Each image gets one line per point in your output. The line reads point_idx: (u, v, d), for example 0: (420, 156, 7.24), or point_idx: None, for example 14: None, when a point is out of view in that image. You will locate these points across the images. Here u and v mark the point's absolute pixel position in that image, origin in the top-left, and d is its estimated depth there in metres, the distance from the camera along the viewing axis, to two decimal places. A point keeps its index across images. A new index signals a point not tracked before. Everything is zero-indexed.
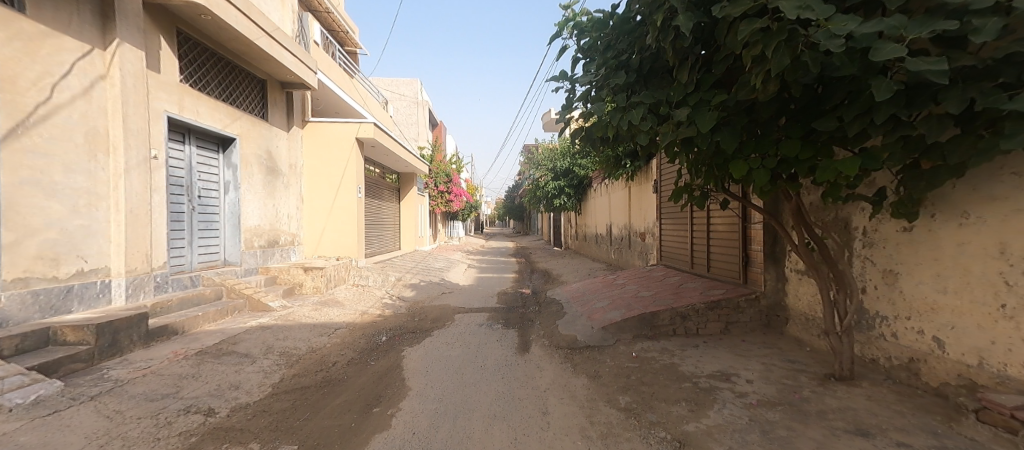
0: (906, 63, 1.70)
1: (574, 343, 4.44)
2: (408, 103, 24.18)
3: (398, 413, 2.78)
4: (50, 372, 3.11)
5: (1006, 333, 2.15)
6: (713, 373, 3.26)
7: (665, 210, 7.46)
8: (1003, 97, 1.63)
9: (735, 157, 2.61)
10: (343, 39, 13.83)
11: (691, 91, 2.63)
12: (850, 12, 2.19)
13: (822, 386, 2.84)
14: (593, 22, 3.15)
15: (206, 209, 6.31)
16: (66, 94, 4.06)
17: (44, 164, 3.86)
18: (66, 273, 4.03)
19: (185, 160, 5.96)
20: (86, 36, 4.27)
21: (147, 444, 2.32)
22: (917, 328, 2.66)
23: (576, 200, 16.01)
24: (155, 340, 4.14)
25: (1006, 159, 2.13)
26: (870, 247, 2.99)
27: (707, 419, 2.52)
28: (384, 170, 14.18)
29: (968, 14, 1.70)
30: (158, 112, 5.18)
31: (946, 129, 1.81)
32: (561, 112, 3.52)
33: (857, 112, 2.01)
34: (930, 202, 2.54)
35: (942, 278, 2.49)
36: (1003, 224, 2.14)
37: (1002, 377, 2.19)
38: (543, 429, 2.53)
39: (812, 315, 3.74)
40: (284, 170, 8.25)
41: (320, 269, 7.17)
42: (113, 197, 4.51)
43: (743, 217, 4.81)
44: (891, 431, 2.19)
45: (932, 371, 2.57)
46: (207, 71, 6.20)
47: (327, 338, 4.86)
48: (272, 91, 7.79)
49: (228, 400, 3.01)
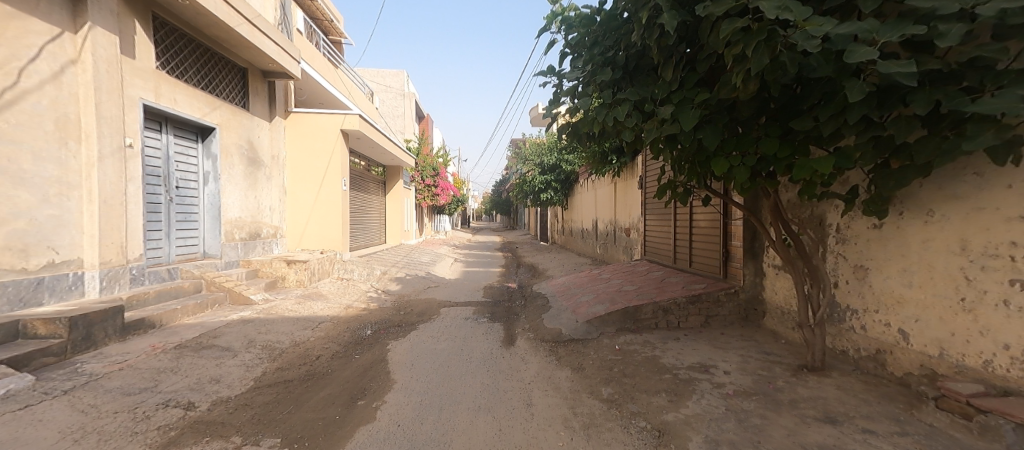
0: (878, 65, 1.75)
1: (560, 336, 4.50)
2: (394, 95, 23.89)
3: (382, 406, 2.79)
4: (21, 366, 2.99)
5: (966, 326, 2.27)
6: (693, 364, 3.35)
7: (649, 205, 7.58)
8: (966, 100, 1.70)
9: (716, 154, 2.67)
10: (326, 28, 13.51)
11: (675, 89, 2.67)
12: (827, 14, 2.25)
13: (795, 376, 2.96)
14: (581, 17, 3.18)
15: (185, 201, 6.14)
16: (34, 78, 3.89)
17: (11, 151, 3.70)
18: (35, 264, 3.90)
19: (162, 149, 5.79)
20: (54, 18, 4.09)
21: (125, 439, 2.28)
22: (884, 321, 2.78)
23: (564, 195, 16.08)
24: (131, 334, 4.03)
25: (970, 159, 2.23)
26: (843, 243, 3.11)
27: (686, 409, 2.60)
28: (370, 163, 14.02)
29: (935, 19, 1.76)
30: (134, 99, 5.02)
31: (914, 130, 1.90)
32: (548, 107, 3.53)
33: (832, 112, 2.08)
34: (898, 201, 2.65)
35: (907, 273, 2.61)
36: (965, 221, 2.26)
37: (959, 367, 2.32)
38: (527, 420, 2.57)
39: (787, 309, 3.88)
40: (266, 161, 8.05)
41: (303, 262, 7.09)
42: (84, 186, 4.35)
43: (724, 214, 4.91)
44: (858, 419, 2.30)
45: (897, 362, 2.70)
46: (185, 57, 6.01)
47: (311, 332, 4.81)
48: (253, 80, 7.57)
49: (209, 394, 2.96)
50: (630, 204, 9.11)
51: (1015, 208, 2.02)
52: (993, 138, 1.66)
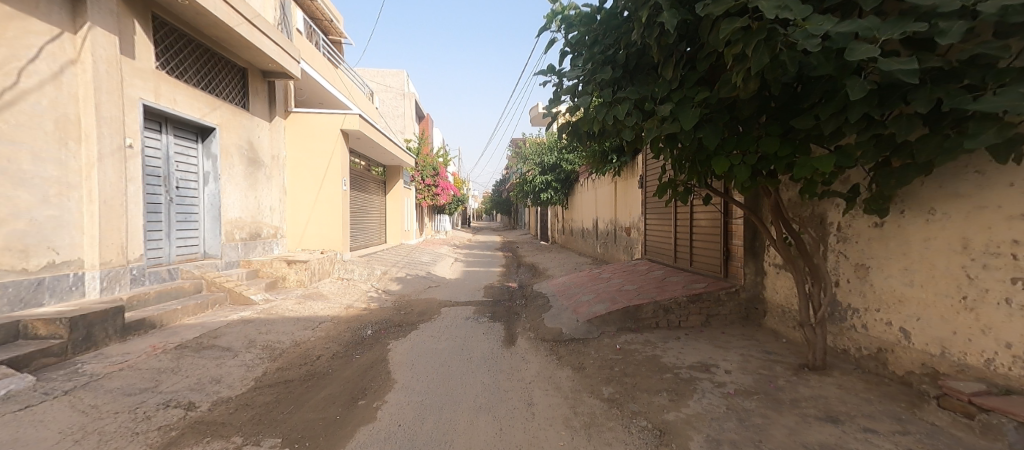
0: (879, 63, 1.75)
1: (560, 336, 4.49)
2: (394, 95, 23.90)
3: (382, 406, 2.78)
4: (21, 367, 2.99)
5: (968, 324, 2.27)
6: (694, 364, 3.35)
7: (649, 204, 7.57)
8: (968, 98, 1.70)
9: (717, 153, 2.67)
10: (326, 27, 13.50)
11: (675, 87, 2.67)
12: (828, 12, 2.24)
13: (796, 376, 2.95)
14: (581, 16, 3.17)
15: (185, 201, 6.14)
16: (34, 79, 3.89)
17: (12, 152, 3.70)
18: (35, 265, 3.90)
19: (162, 149, 5.79)
20: (54, 19, 4.09)
21: (125, 439, 2.28)
22: (885, 319, 2.78)
23: (564, 194, 16.07)
24: (131, 335, 4.02)
25: (972, 158, 2.23)
26: (844, 242, 3.10)
27: (687, 408, 2.59)
28: (370, 163, 14.01)
29: (935, 17, 1.76)
30: (134, 99, 5.02)
31: (915, 128, 1.89)
32: (548, 106, 3.52)
33: (833, 110, 2.07)
34: (899, 200, 2.65)
35: (908, 272, 2.60)
36: (967, 220, 2.25)
37: (961, 365, 2.31)
38: (528, 420, 2.57)
39: (788, 308, 3.87)
40: (265, 161, 8.03)
41: (304, 262, 7.09)
42: (85, 186, 4.35)
43: (724, 213, 4.91)
44: (859, 418, 2.30)
45: (898, 361, 2.69)
46: (185, 57, 6.01)
47: (312, 332, 4.81)
48: (252, 79, 7.55)
49: (209, 394, 2.96)
50: (630, 204, 9.12)
51: (1016, 207, 2.02)
52: (995, 137, 1.65)
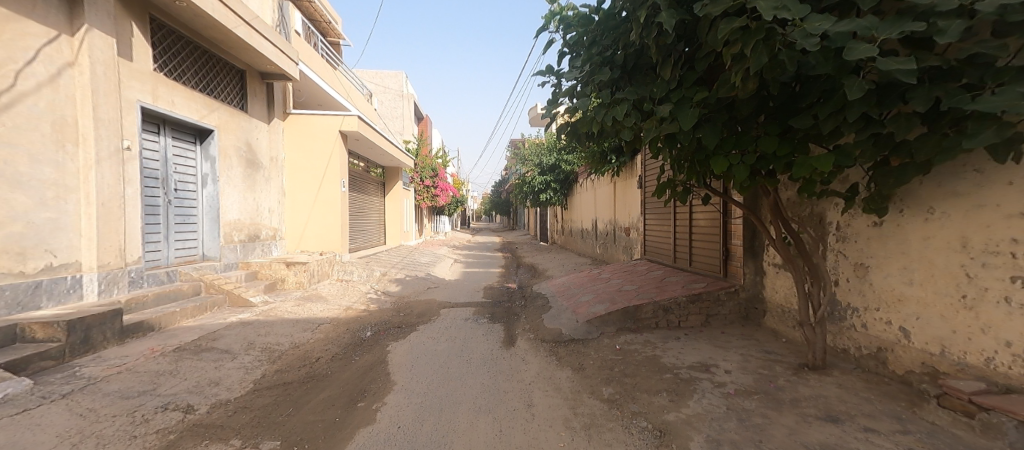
0: (877, 63, 1.74)
1: (560, 336, 4.49)
2: (394, 96, 23.89)
3: (382, 407, 2.78)
4: (19, 370, 2.98)
5: (968, 323, 2.26)
6: (694, 364, 3.34)
7: (648, 204, 7.58)
8: (966, 97, 1.70)
9: (716, 153, 2.67)
10: (325, 29, 13.50)
11: (674, 87, 2.66)
12: (826, 11, 2.24)
13: (796, 375, 2.95)
14: (579, 16, 3.18)
15: (183, 203, 6.13)
16: (32, 81, 3.88)
17: (9, 155, 3.70)
18: (33, 268, 3.89)
19: (161, 151, 5.78)
20: (51, 21, 4.08)
21: (123, 442, 2.27)
22: (884, 318, 2.77)
23: (563, 194, 16.07)
24: (129, 337, 4.02)
25: (970, 156, 2.23)
26: (843, 241, 3.10)
27: (687, 408, 2.59)
28: (369, 164, 14.00)
29: (933, 16, 1.76)
30: (131, 102, 5.00)
31: (914, 127, 1.89)
32: (547, 107, 3.53)
33: (832, 109, 2.06)
34: (899, 198, 2.64)
35: (908, 271, 2.60)
36: (966, 218, 2.25)
37: (961, 364, 2.31)
38: (528, 421, 2.56)
39: (787, 307, 3.87)
40: (263, 163, 8.01)
41: (303, 264, 7.09)
42: (82, 189, 4.34)
43: (724, 213, 4.90)
44: (859, 417, 2.29)
45: (898, 360, 2.69)
46: (183, 59, 6.00)
47: (311, 334, 4.80)
48: (251, 81, 7.54)
49: (208, 397, 2.95)
50: (630, 204, 9.11)
51: (1016, 205, 2.01)
52: (994, 136, 1.65)
